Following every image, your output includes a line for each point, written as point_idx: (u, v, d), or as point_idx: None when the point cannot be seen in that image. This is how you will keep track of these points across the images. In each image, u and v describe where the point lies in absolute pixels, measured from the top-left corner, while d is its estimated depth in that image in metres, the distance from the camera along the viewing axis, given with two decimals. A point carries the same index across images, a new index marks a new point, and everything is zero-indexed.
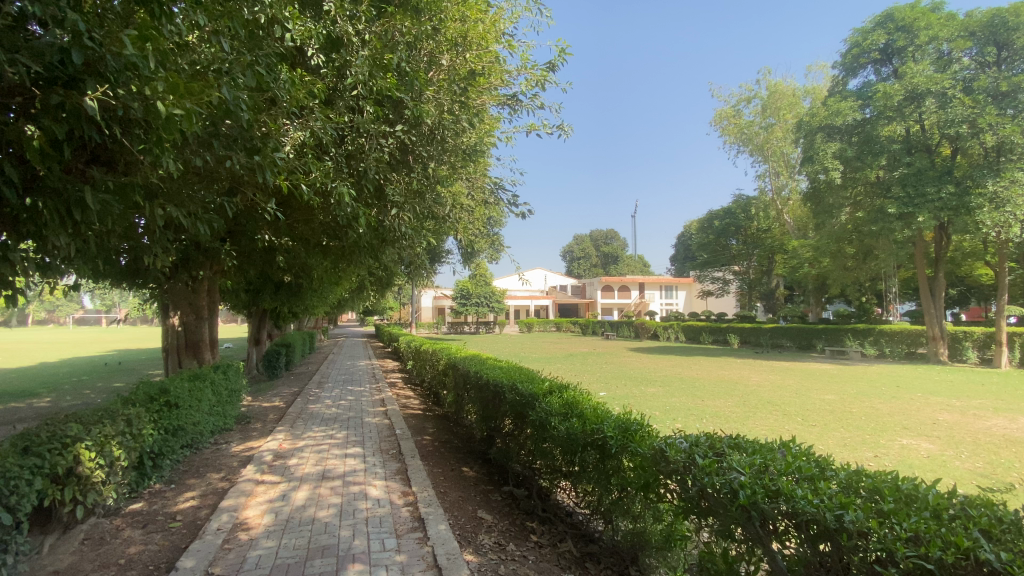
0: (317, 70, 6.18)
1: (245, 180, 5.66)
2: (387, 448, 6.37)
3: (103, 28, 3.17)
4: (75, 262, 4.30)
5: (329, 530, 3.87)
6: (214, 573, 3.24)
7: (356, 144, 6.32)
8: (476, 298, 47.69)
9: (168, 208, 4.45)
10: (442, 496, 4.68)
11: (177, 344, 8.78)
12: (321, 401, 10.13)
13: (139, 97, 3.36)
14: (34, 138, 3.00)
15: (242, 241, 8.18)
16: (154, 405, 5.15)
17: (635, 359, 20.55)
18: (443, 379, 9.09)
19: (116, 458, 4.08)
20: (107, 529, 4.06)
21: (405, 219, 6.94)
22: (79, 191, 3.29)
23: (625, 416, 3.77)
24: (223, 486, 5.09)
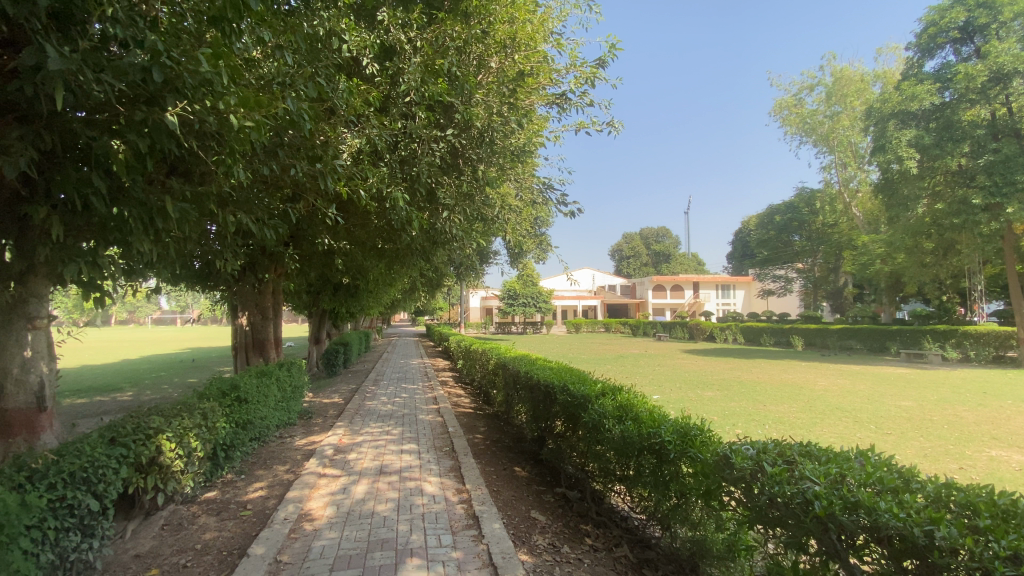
0: (372, 79, 6.41)
1: (306, 187, 5.95)
2: (441, 445, 6.49)
3: (180, 48, 3.40)
4: (156, 266, 4.65)
5: (388, 524, 3.98)
6: (283, 561, 3.42)
7: (409, 149, 6.51)
8: (523, 299, 47.70)
9: (238, 215, 4.73)
10: (495, 495, 4.70)
11: (245, 343, 9.33)
12: (377, 398, 10.48)
13: (212, 111, 3.59)
14: (121, 153, 3.25)
15: (304, 244, 8.59)
16: (226, 399, 5.50)
17: (690, 361, 19.87)
18: (493, 378, 9.15)
19: (194, 449, 4.40)
20: (185, 516, 4.37)
21: (456, 221, 7.07)
22: (162, 202, 3.55)
23: (684, 420, 3.64)
24: (289, 477, 5.36)
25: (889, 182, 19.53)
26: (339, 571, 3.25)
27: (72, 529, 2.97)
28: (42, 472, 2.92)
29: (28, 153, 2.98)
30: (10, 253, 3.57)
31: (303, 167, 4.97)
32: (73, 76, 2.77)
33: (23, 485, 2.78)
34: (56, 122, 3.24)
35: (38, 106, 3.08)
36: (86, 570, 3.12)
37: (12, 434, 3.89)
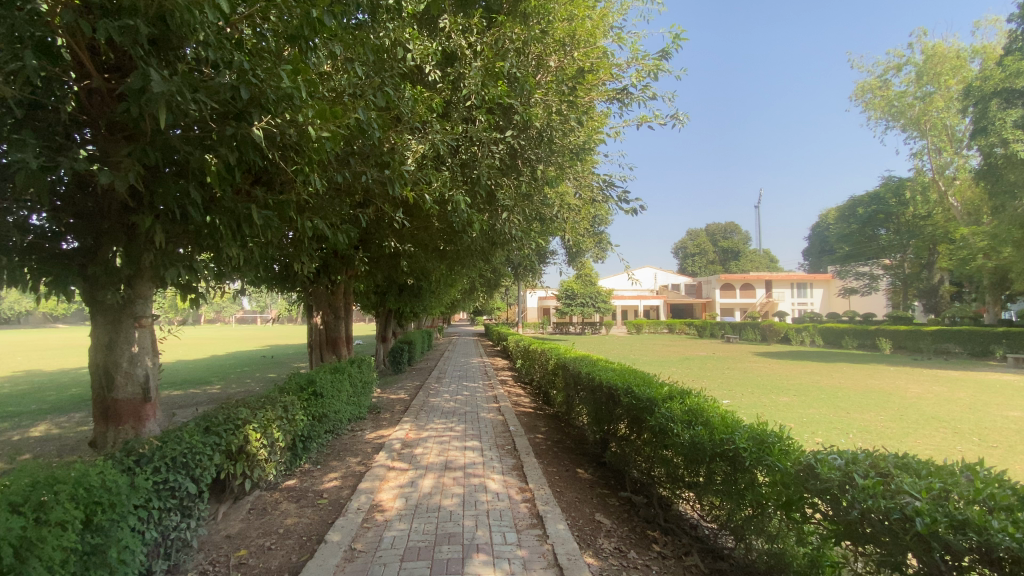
0: (434, 86, 6.59)
1: (374, 192, 6.21)
2: (503, 443, 6.56)
3: (263, 66, 3.67)
4: (242, 270, 5.03)
5: (454, 519, 4.07)
6: (357, 548, 3.59)
7: (470, 152, 6.63)
8: (582, 299, 47.18)
9: (314, 220, 5.02)
10: (558, 496, 4.69)
11: (319, 341, 9.91)
12: (440, 395, 10.77)
13: (292, 124, 3.84)
14: (214, 165, 3.55)
15: (372, 247, 8.98)
16: (304, 394, 5.86)
17: (762, 364, 18.80)
18: (553, 379, 9.13)
19: (275, 440, 4.73)
20: (268, 501, 4.70)
21: (516, 221, 7.13)
22: (248, 209, 3.83)
23: (760, 427, 3.46)
24: (360, 469, 5.62)
25: (992, 167, 17.58)
26: (409, 562, 3.37)
27: (173, 509, 3.27)
28: (150, 456, 3.21)
29: (137, 167, 3.31)
30: (122, 258, 3.97)
31: (372, 173, 5.19)
32: (174, 97, 3.04)
33: (134, 466, 3.07)
34: (158, 138, 3.56)
35: (144, 126, 3.42)
36: (185, 547, 3.42)
37: (122, 421, 4.35)
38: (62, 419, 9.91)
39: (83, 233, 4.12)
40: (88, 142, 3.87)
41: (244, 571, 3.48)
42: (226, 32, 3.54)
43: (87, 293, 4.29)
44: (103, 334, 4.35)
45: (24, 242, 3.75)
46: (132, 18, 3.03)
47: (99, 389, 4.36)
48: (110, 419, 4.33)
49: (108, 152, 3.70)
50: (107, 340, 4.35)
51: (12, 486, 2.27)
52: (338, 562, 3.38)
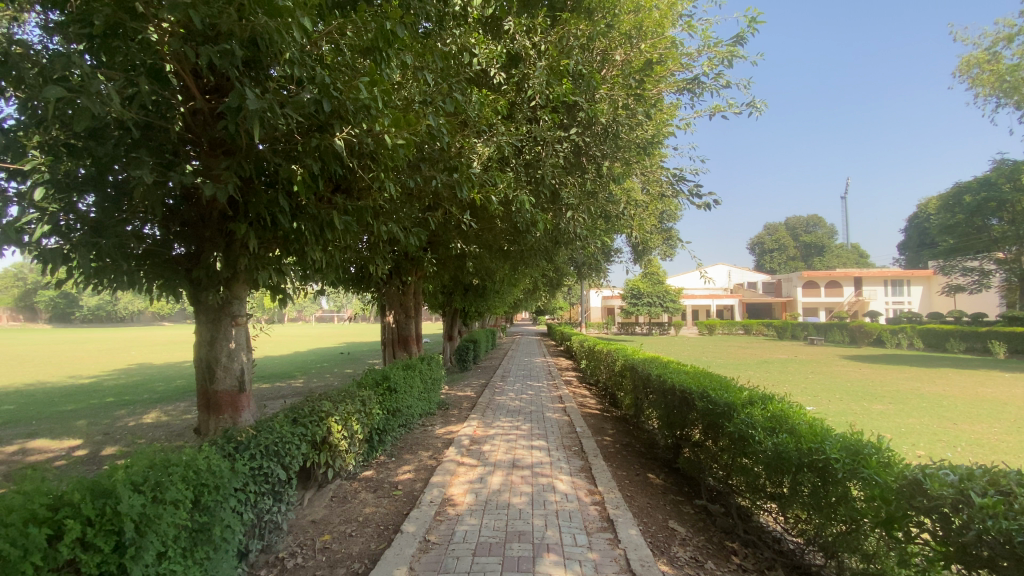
0: (499, 88, 6.68)
1: (442, 195, 6.39)
2: (570, 444, 6.53)
3: (343, 79, 3.89)
4: (324, 273, 5.35)
5: (524, 517, 4.10)
6: (432, 540, 3.72)
7: (534, 152, 6.67)
8: (648, 298, 45.88)
9: (388, 224, 5.25)
10: (630, 501, 4.60)
11: (391, 339, 10.35)
12: (506, 394, 10.88)
13: (369, 133, 4.04)
14: (300, 175, 3.81)
15: (440, 249, 9.25)
16: (379, 389, 6.14)
17: (851, 369, 17.34)
18: (620, 380, 8.95)
19: (354, 432, 5.01)
20: (348, 490, 4.97)
21: (581, 220, 7.05)
22: (330, 215, 4.08)
23: (853, 436, 3.21)
24: (431, 463, 5.81)
25: None
26: (480, 557, 3.43)
27: (267, 493, 3.55)
28: (247, 444, 3.50)
29: (234, 179, 3.61)
30: (222, 262, 4.36)
31: (443, 177, 5.34)
32: (266, 113, 3.30)
33: (234, 453, 3.36)
34: (251, 152, 3.87)
35: (240, 141, 3.73)
36: (276, 529, 3.69)
37: (221, 410, 4.76)
38: (170, 408, 11.07)
39: (188, 240, 4.55)
40: (193, 157, 4.27)
41: (328, 555, 3.70)
42: (308, 50, 3.79)
43: (192, 294, 4.73)
44: (206, 331, 4.79)
45: (141, 248, 4.19)
46: (229, 42, 3.32)
47: (202, 381, 4.80)
48: (211, 409, 4.75)
49: (209, 166, 4.06)
50: (208, 337, 4.77)
51: (135, 467, 2.54)
52: (413, 552, 3.51)
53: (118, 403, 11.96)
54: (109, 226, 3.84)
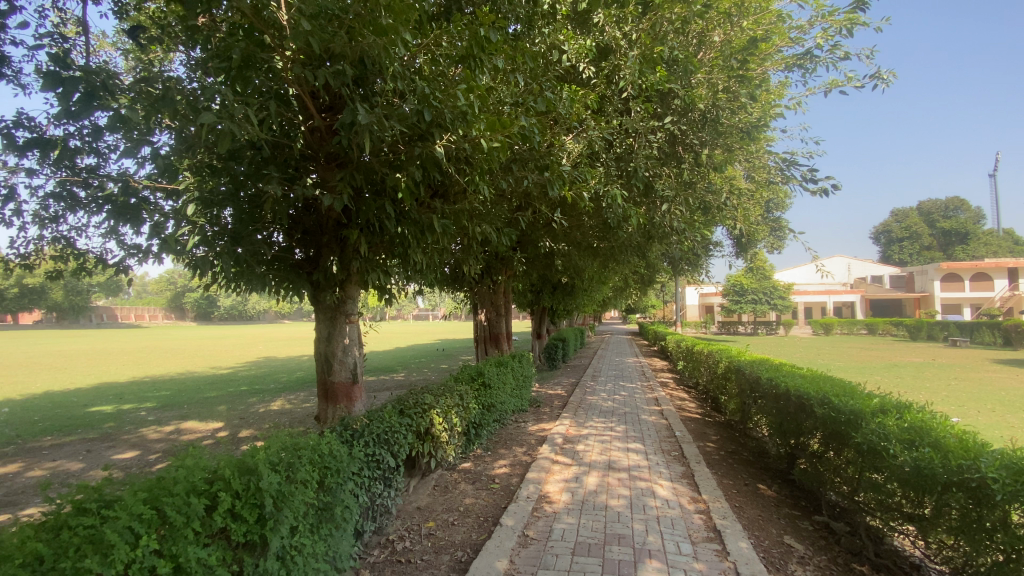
0: (589, 82, 6.59)
1: (533, 194, 6.44)
2: (669, 448, 6.27)
3: (442, 88, 4.07)
4: (422, 274, 5.64)
5: (623, 521, 4.02)
6: (530, 535, 3.77)
7: (625, 145, 6.49)
8: (752, 295, 42.74)
9: (482, 225, 5.42)
10: (738, 511, 4.32)
11: (483, 337, 10.65)
12: (598, 393, 10.71)
13: (467, 139, 4.19)
14: (403, 183, 4.06)
15: (530, 248, 9.30)
16: (475, 385, 6.34)
17: (1011, 375, 14.75)
18: (723, 382, 8.42)
19: (454, 425, 5.23)
20: (448, 480, 5.20)
21: (678, 214, 6.73)
22: (432, 219, 4.30)
23: (1019, 454, 2.76)
24: (526, 459, 5.88)
25: None
26: (580, 557, 3.42)
27: (378, 478, 3.81)
28: (361, 432, 3.80)
29: (347, 189, 3.94)
30: (337, 266, 4.77)
31: (535, 176, 5.38)
32: (374, 126, 3.55)
33: (351, 439, 3.67)
34: (361, 163, 4.20)
35: (352, 154, 4.05)
36: (386, 513, 3.96)
37: (338, 400, 5.20)
38: (292, 397, 12.31)
39: (308, 246, 5.02)
40: (312, 171, 4.69)
41: (433, 541, 3.89)
42: (409, 63, 4.01)
43: (312, 295, 5.22)
44: (324, 328, 5.26)
45: (270, 254, 4.70)
46: (341, 63, 3.62)
47: (321, 373, 5.28)
48: (329, 399, 5.21)
49: (325, 178, 4.46)
50: (327, 333, 5.25)
51: (272, 449, 2.84)
52: (513, 546, 3.59)
53: (251, 391, 13.54)
54: (245, 235, 4.35)
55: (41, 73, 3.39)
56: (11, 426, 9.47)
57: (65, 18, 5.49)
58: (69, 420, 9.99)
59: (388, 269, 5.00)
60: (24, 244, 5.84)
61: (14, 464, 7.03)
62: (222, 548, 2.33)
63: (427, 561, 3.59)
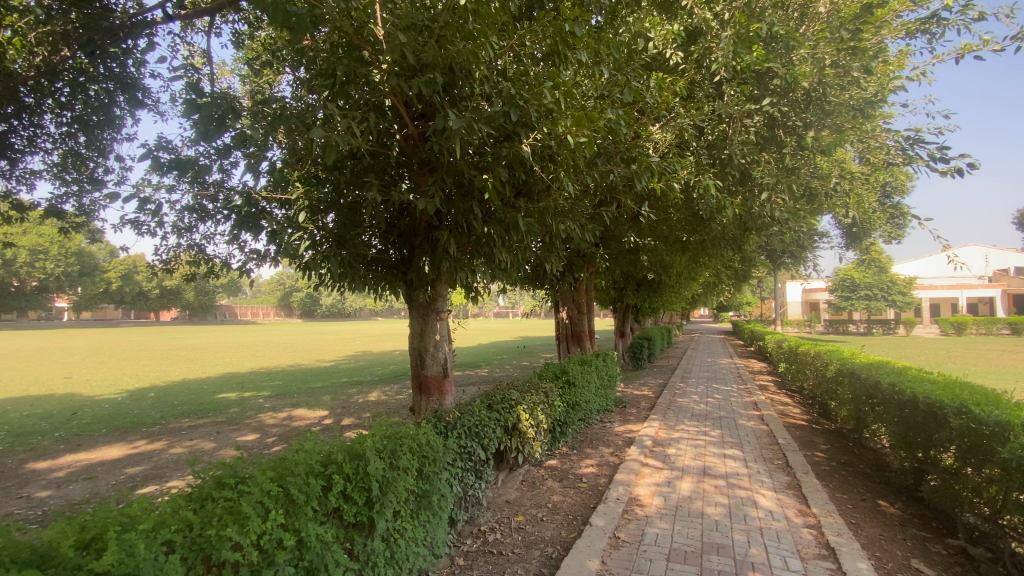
0: (677, 69, 6.30)
1: (618, 188, 6.30)
2: (771, 457, 5.83)
3: (527, 87, 4.11)
4: (507, 273, 5.74)
5: (721, 530, 3.81)
6: (622, 538, 3.70)
7: (718, 132, 6.15)
8: (863, 290, 38.63)
9: (567, 222, 5.41)
10: (855, 529, 3.93)
11: (566, 335, 10.60)
12: (689, 396, 10.23)
13: (553, 136, 4.21)
14: (491, 183, 4.16)
15: (613, 243, 9.09)
16: (559, 383, 6.34)
17: None
18: (833, 386, 7.66)
19: (540, 422, 5.26)
20: (536, 477, 5.26)
21: (779, 202, 6.24)
22: (518, 218, 4.36)
23: None
24: (614, 460, 5.78)
25: None
26: (676, 563, 3.30)
27: (470, 470, 3.94)
28: (454, 424, 3.96)
29: (439, 193, 4.11)
30: (429, 266, 5.00)
31: (620, 170, 5.25)
32: (464, 130, 3.68)
33: (445, 431, 3.85)
34: (450, 166, 4.36)
35: (442, 158, 4.21)
36: (477, 504, 4.08)
37: (431, 393, 5.44)
38: (387, 389, 13.10)
39: (402, 247, 5.30)
40: (405, 176, 4.94)
41: (523, 535, 3.95)
42: (495, 65, 4.09)
43: (406, 294, 5.51)
44: (417, 325, 5.53)
45: (369, 256, 5.03)
46: (432, 72, 3.79)
47: (415, 367, 5.56)
48: (422, 392, 5.47)
49: (418, 183, 4.67)
50: (419, 330, 5.52)
51: (376, 437, 3.04)
52: (604, 547, 3.54)
53: (350, 383, 14.59)
54: (348, 238, 4.70)
55: (183, 102, 3.87)
56: (158, 408, 11.01)
57: (194, 51, 6.26)
58: (203, 405, 11.41)
59: (474, 267, 5.16)
60: (166, 251, 6.75)
61: (163, 441, 8.16)
62: (336, 527, 2.53)
63: (518, 554, 3.65)
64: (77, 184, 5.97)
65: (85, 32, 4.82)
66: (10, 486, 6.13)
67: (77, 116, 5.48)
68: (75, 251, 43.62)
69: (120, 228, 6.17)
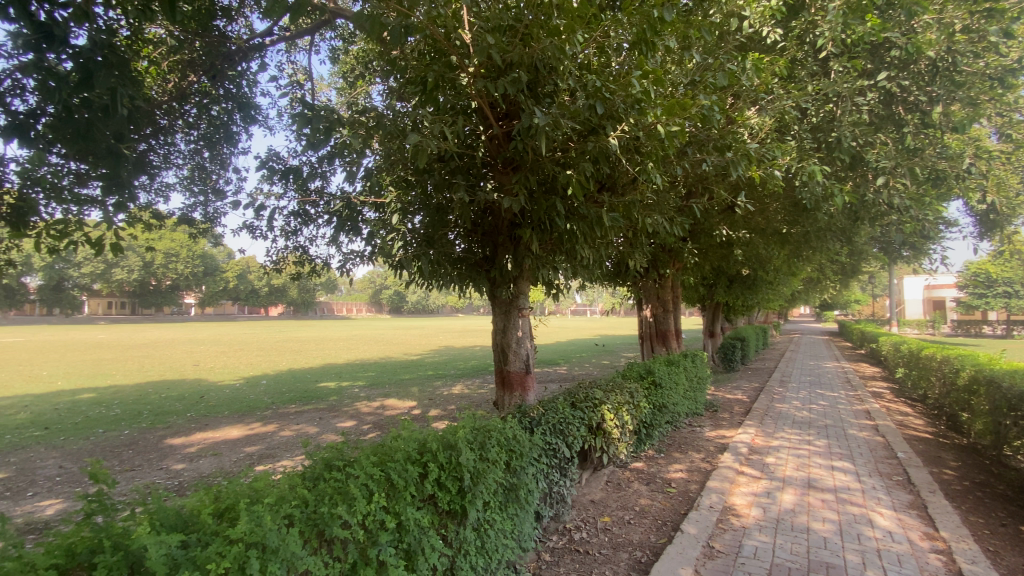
0: (776, 48, 5.86)
1: (709, 179, 5.96)
2: (889, 472, 5.24)
3: (615, 79, 4.02)
4: (589, 270, 5.65)
5: (830, 548, 3.50)
6: (716, 548, 3.51)
7: (824, 114, 5.64)
8: (1002, 286, 33.53)
9: (654, 216, 5.22)
10: (996, 558, 3.43)
11: (650, 333, 10.25)
12: (789, 401, 9.47)
13: (643, 126, 4.08)
14: (575, 178, 4.11)
15: (703, 238, 8.65)
16: (645, 383, 6.15)
17: None
18: (966, 396, 6.73)
19: (625, 423, 5.13)
20: (621, 478, 5.14)
21: (899, 187, 5.59)
22: (602, 213, 4.28)
23: None
24: (706, 466, 5.50)
25: None
26: None
27: (555, 467, 3.93)
28: (538, 420, 4.01)
29: (523, 190, 4.13)
30: (512, 263, 5.05)
31: (714, 159, 4.94)
32: (549, 126, 3.68)
33: (530, 427, 3.90)
34: (534, 164, 4.37)
35: (527, 156, 4.23)
36: (563, 501, 4.06)
37: (513, 388, 5.50)
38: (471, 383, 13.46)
39: (485, 245, 5.40)
40: (489, 175, 5.02)
41: (610, 537, 3.88)
42: (580, 59, 4.05)
43: (489, 291, 5.61)
44: (500, 321, 5.62)
45: (454, 255, 5.18)
46: (518, 71, 3.81)
47: (498, 363, 5.65)
48: (505, 387, 5.55)
49: (502, 182, 4.74)
50: (502, 326, 5.60)
51: (466, 428, 3.13)
52: (698, 556, 3.38)
53: (435, 376, 15.19)
54: (436, 238, 4.86)
55: (293, 116, 4.22)
56: (270, 395, 12.21)
57: (298, 69, 6.86)
58: (307, 392, 12.46)
59: (557, 265, 5.14)
60: (277, 253, 7.44)
61: (274, 424, 9.03)
62: (432, 513, 2.65)
63: (605, 555, 3.59)
64: (203, 194, 6.71)
65: (208, 59, 5.61)
66: (154, 458, 7.07)
67: (203, 134, 6.16)
68: (201, 253, 49.50)
69: (238, 233, 6.89)
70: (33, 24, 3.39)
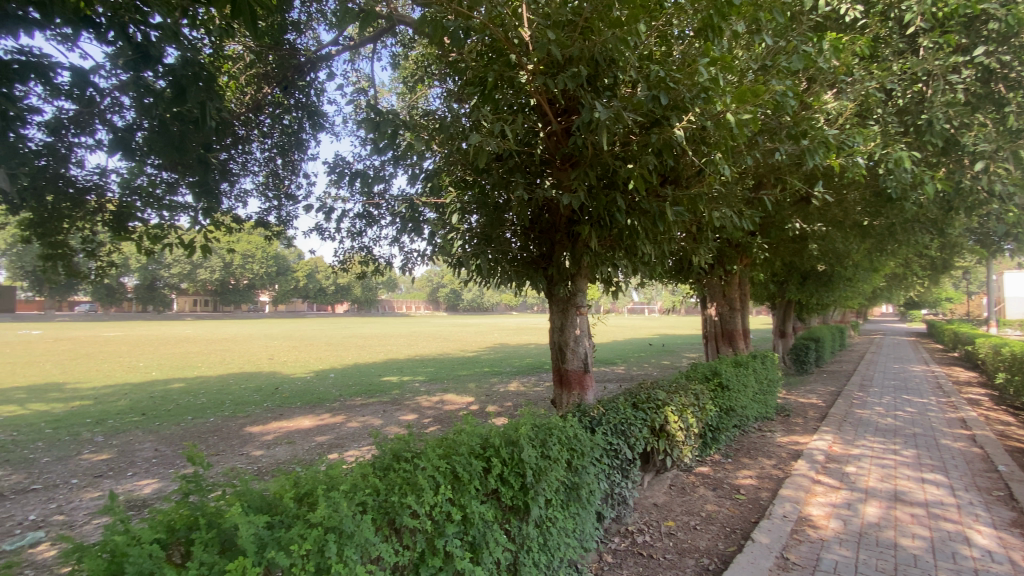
0: (856, 26, 5.44)
1: (782, 169, 5.63)
2: (989, 486, 4.74)
3: (679, 68, 3.88)
4: (651, 266, 5.49)
5: (922, 566, 3.21)
6: (791, 560, 3.32)
7: (912, 94, 5.18)
8: None
9: (720, 210, 5.00)
10: None
11: (715, 332, 9.82)
12: (871, 407, 8.78)
13: (711, 115, 3.91)
14: (636, 171, 4.01)
15: (773, 231, 8.19)
16: (710, 384, 5.90)
17: None
18: None
19: (690, 425, 4.95)
20: (686, 482, 4.97)
21: (1003, 171, 5.04)
22: (665, 207, 4.15)
23: None
24: (777, 473, 5.21)
25: None
26: None
27: (616, 468, 3.86)
28: (599, 420, 3.95)
29: (583, 186, 4.08)
30: (571, 261, 5.00)
31: (787, 147, 4.65)
32: (610, 120, 3.61)
33: (591, 426, 3.85)
34: (594, 159, 4.31)
35: (587, 152, 4.17)
36: (625, 503, 3.98)
37: (572, 387, 5.45)
38: (527, 380, 13.51)
39: (543, 243, 5.37)
40: (548, 173, 4.99)
41: (675, 542, 3.76)
42: (643, 50, 3.94)
43: (547, 289, 5.58)
44: (558, 320, 5.58)
45: (513, 253, 5.20)
46: (578, 66, 3.76)
47: (556, 361, 5.62)
48: (564, 385, 5.50)
49: (561, 179, 4.70)
50: (560, 324, 5.55)
51: (528, 425, 3.14)
52: (772, 567, 3.22)
53: (492, 373, 15.36)
54: (495, 236, 4.90)
55: (360, 122, 4.41)
56: (337, 388, 12.85)
57: (363, 76, 7.15)
58: (370, 387, 12.99)
59: (617, 261, 5.04)
60: (344, 254, 7.78)
61: (342, 416, 9.49)
62: (496, 507, 2.68)
63: (670, 560, 3.49)
64: (277, 199, 7.13)
65: (280, 71, 5.98)
66: (236, 444, 7.65)
67: (278, 143, 6.55)
68: (274, 254, 52.88)
69: (309, 235, 7.28)
70: (132, 46, 3.71)
